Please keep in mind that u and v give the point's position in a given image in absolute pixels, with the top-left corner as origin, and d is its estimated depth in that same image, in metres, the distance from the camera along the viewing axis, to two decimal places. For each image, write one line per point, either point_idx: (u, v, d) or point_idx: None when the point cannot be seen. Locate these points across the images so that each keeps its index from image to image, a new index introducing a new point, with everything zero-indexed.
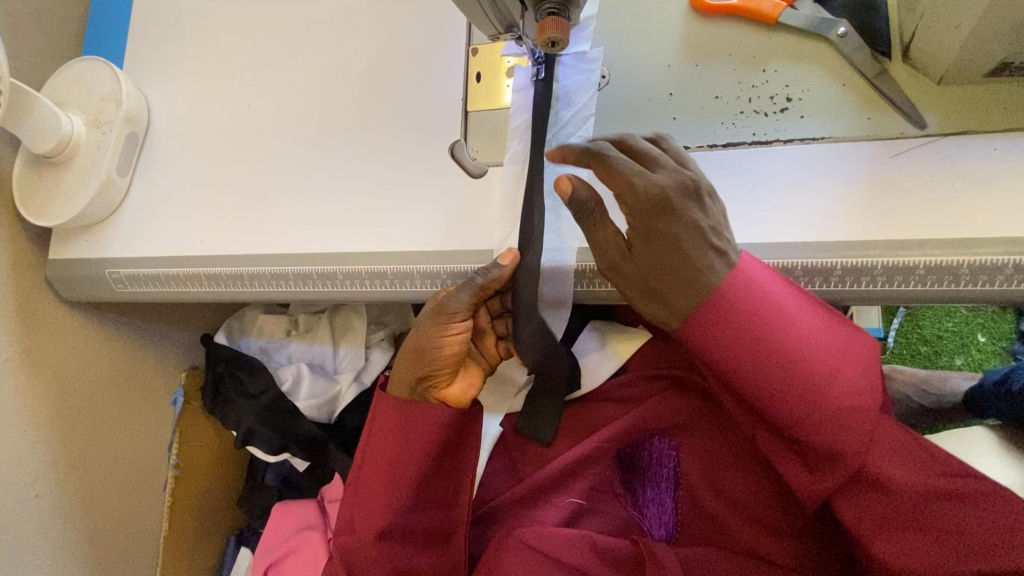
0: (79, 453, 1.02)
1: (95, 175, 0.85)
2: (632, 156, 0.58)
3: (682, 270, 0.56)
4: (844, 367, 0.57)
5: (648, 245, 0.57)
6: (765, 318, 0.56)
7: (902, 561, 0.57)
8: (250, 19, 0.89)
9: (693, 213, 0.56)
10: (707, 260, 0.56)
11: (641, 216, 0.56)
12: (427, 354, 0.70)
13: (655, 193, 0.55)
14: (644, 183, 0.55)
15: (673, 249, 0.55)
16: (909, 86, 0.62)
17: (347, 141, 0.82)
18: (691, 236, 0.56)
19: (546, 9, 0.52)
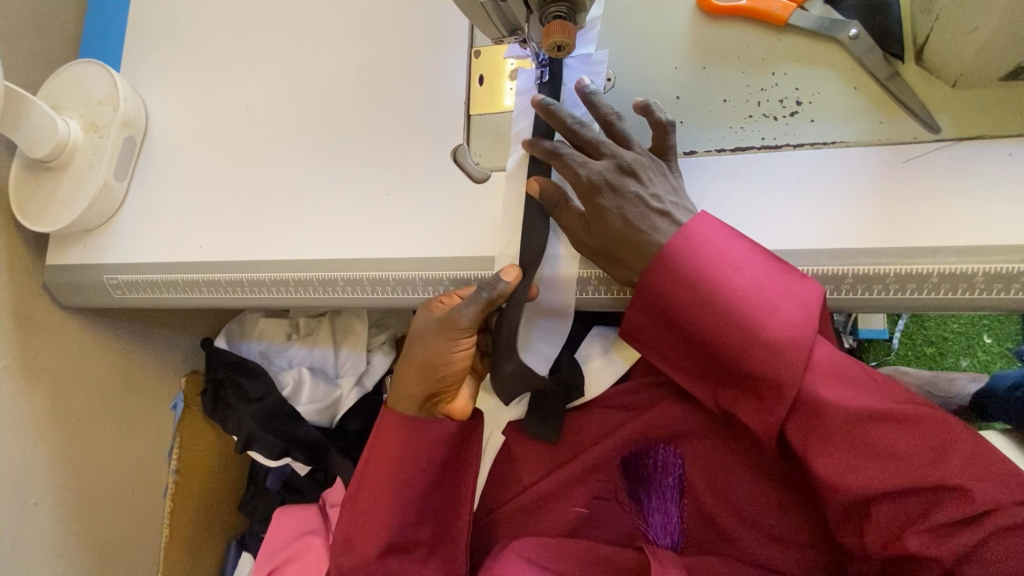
0: (78, 460, 1.01)
1: (92, 181, 0.84)
2: (581, 144, 0.63)
3: (626, 242, 0.60)
4: (796, 325, 0.56)
5: (598, 222, 0.61)
6: (710, 283, 0.58)
7: (876, 526, 0.55)
8: (248, 20, 0.88)
9: (632, 187, 0.60)
10: (652, 224, 0.60)
11: (585, 198, 0.61)
12: (438, 370, 0.70)
13: (596, 176, 0.60)
14: (586, 170, 0.60)
15: (614, 223, 0.60)
16: (922, 90, 0.60)
17: (346, 144, 0.80)
18: (632, 208, 0.60)
19: (551, 13, 0.50)
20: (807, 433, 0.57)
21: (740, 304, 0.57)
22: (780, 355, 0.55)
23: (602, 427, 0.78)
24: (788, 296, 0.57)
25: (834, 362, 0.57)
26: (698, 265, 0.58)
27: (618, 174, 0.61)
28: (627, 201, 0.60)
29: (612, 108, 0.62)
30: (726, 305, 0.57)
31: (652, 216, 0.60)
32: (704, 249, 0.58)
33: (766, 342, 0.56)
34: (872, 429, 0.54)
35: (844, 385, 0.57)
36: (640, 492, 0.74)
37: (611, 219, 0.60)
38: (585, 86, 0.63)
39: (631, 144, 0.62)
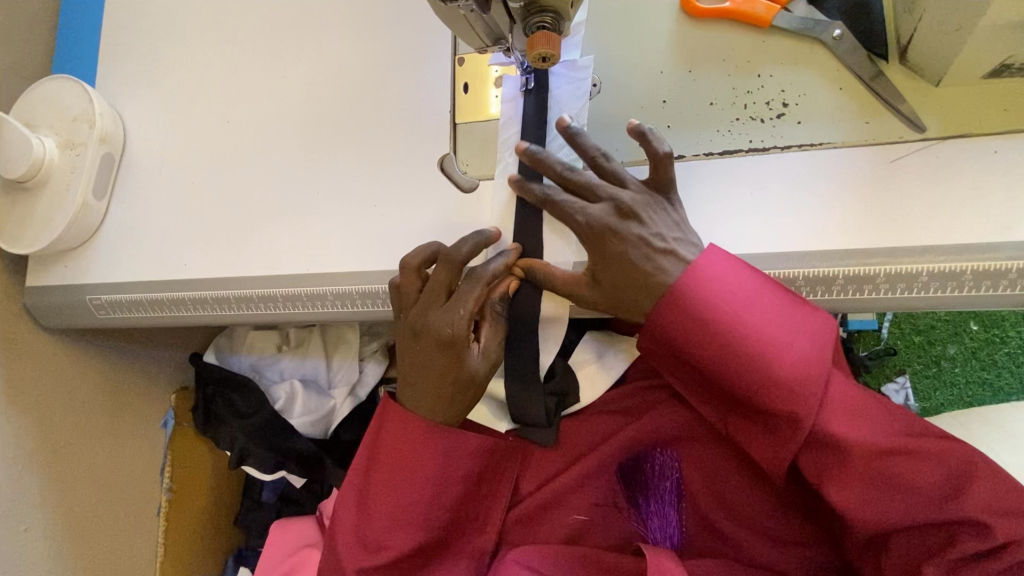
0: (69, 485, 0.99)
1: (70, 200, 0.82)
2: (576, 187, 0.62)
3: (634, 284, 0.60)
4: (809, 363, 0.56)
5: (603, 269, 0.61)
6: (727, 323, 0.58)
7: (902, 554, 0.57)
8: (227, 30, 0.86)
9: (637, 229, 0.60)
10: (657, 262, 0.60)
11: (587, 241, 0.61)
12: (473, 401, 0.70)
13: (593, 224, 0.60)
14: (585, 219, 0.60)
15: (618, 268, 0.60)
16: (907, 90, 0.61)
17: (333, 155, 0.79)
18: (636, 250, 0.60)
19: (535, 23, 0.49)
20: (824, 467, 0.58)
21: (755, 344, 0.57)
22: (796, 392, 0.56)
23: (600, 433, 0.78)
24: (802, 335, 0.57)
25: (850, 400, 0.58)
26: (711, 304, 0.58)
27: (618, 218, 0.60)
28: (630, 244, 0.60)
29: (598, 149, 0.61)
30: (741, 346, 0.57)
31: (657, 256, 0.60)
32: (717, 289, 0.58)
33: (781, 381, 0.56)
34: (889, 463, 0.55)
35: (860, 420, 0.57)
36: (640, 498, 0.73)
37: (614, 264, 0.60)
38: (568, 124, 0.61)
39: (626, 182, 0.62)
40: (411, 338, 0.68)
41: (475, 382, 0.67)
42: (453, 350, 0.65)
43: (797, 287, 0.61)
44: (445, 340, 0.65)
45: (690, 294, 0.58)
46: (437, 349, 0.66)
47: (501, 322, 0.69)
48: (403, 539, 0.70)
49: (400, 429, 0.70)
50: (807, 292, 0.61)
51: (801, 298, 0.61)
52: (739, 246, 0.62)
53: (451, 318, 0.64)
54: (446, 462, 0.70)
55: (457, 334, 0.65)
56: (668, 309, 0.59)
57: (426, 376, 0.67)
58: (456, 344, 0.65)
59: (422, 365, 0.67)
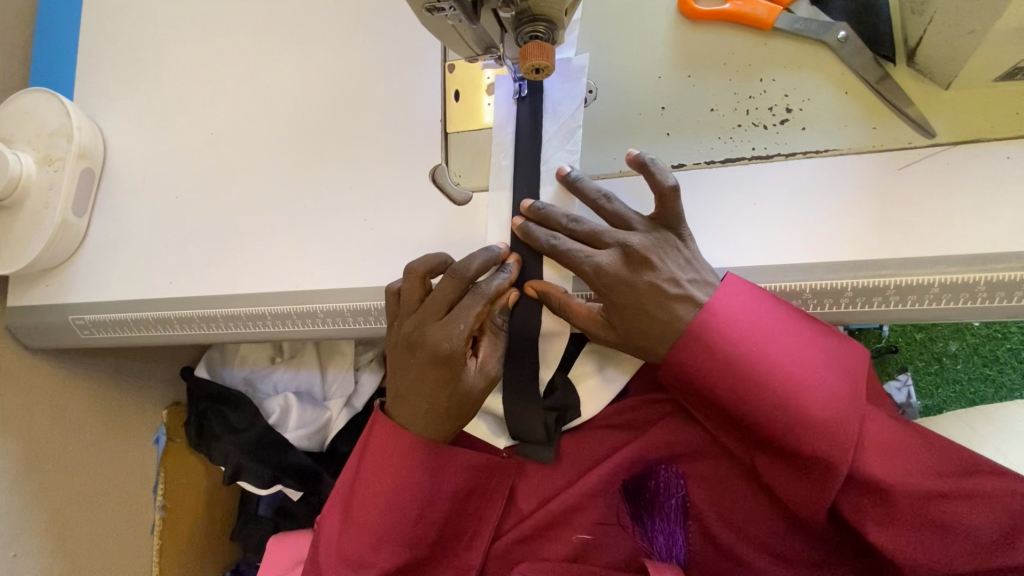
0: (58, 508, 0.97)
1: (49, 218, 0.79)
2: (584, 234, 0.60)
3: (650, 327, 0.58)
4: (841, 404, 0.54)
5: (616, 314, 0.59)
6: (757, 367, 0.55)
7: None
8: (207, 39, 0.83)
9: (649, 274, 0.57)
10: (673, 309, 0.57)
11: (599, 288, 0.59)
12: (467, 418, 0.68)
13: (604, 273, 0.58)
14: (592, 267, 0.58)
15: (632, 314, 0.58)
16: (915, 93, 0.58)
17: (320, 167, 0.76)
18: (648, 296, 0.57)
19: (527, 33, 0.46)
20: (866, 509, 0.56)
21: (789, 386, 0.55)
22: (832, 434, 0.54)
23: (603, 449, 0.76)
24: (834, 374, 0.55)
25: (887, 436, 0.55)
26: (744, 347, 0.56)
27: (628, 263, 0.58)
28: (641, 288, 0.57)
29: (600, 191, 0.61)
30: (777, 389, 0.55)
31: (672, 299, 0.57)
32: (743, 328, 0.56)
33: (817, 424, 0.54)
34: (935, 504, 0.53)
35: (900, 459, 0.55)
36: (643, 515, 0.71)
37: (626, 309, 0.58)
38: (567, 173, 0.62)
39: (633, 225, 0.60)
40: (405, 350, 0.64)
41: (472, 400, 0.64)
42: (450, 367, 0.62)
43: (804, 300, 0.59)
44: (442, 356, 0.61)
45: (720, 335, 0.56)
46: (432, 364, 0.62)
47: (501, 336, 0.68)
48: (386, 557, 0.68)
49: (386, 444, 0.67)
50: (815, 305, 0.58)
51: (809, 311, 0.59)
52: (743, 258, 0.60)
53: (449, 332, 0.61)
54: (433, 478, 0.68)
55: (455, 349, 0.61)
56: (698, 351, 0.57)
57: (420, 392, 0.64)
58: (453, 361, 0.62)
59: (417, 380, 0.64)
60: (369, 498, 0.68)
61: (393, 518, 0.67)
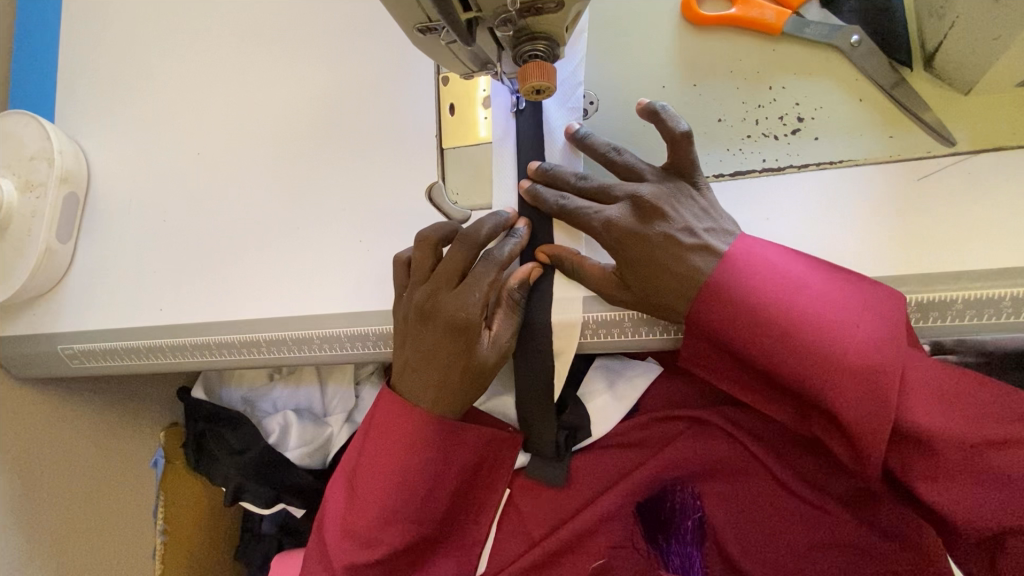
0: (57, 538, 0.95)
1: (33, 246, 0.76)
2: (593, 187, 0.58)
3: (668, 280, 0.54)
4: (879, 344, 0.50)
5: (630, 272, 0.56)
6: (785, 311, 0.51)
7: None
8: (192, 53, 0.80)
9: (664, 224, 0.55)
10: (689, 258, 0.54)
11: (610, 242, 0.56)
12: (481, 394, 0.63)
13: (613, 224, 0.56)
14: (602, 222, 0.56)
15: (647, 268, 0.55)
16: (933, 99, 0.56)
17: (311, 185, 0.73)
18: (662, 247, 0.54)
19: (527, 51, 0.44)
20: (912, 463, 0.51)
21: (821, 330, 0.51)
22: (870, 381, 0.49)
23: (615, 470, 0.74)
24: (871, 317, 0.51)
25: (933, 383, 0.50)
26: (768, 291, 0.52)
27: (640, 215, 0.55)
28: (655, 239, 0.54)
29: (610, 144, 0.58)
30: (806, 334, 0.51)
31: (687, 249, 0.54)
32: (770, 275, 0.52)
33: (852, 370, 0.49)
34: (990, 455, 0.48)
35: (949, 406, 0.50)
36: (660, 537, 0.71)
37: (639, 264, 0.55)
38: (575, 130, 0.59)
39: (644, 176, 0.57)
40: (418, 321, 0.61)
41: (487, 374, 0.60)
42: (466, 337, 0.58)
43: None
44: (457, 325, 0.58)
45: (743, 279, 0.53)
46: (446, 334, 0.59)
47: (519, 312, 0.62)
48: (395, 538, 0.63)
49: (394, 416, 0.63)
50: None
51: None
52: None
53: (464, 301, 0.58)
54: (444, 454, 0.63)
55: (471, 317, 0.58)
56: (719, 301, 0.53)
57: (432, 366, 0.60)
58: (469, 330, 0.58)
59: (430, 353, 0.60)
60: (372, 474, 0.63)
61: (398, 497, 0.62)
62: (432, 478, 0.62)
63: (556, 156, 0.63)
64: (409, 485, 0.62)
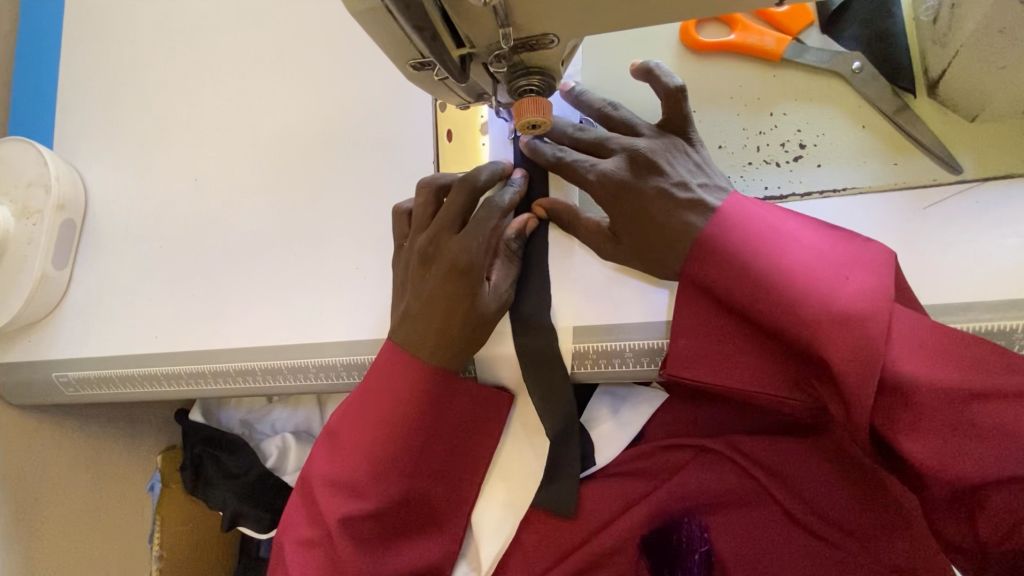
0: (49, 568, 0.93)
1: (28, 274, 0.76)
2: (585, 144, 0.58)
3: (660, 231, 0.54)
4: (862, 288, 0.48)
5: (623, 224, 0.55)
6: (764, 257, 0.50)
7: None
8: (191, 78, 0.80)
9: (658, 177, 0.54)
10: (682, 216, 0.53)
11: (605, 197, 0.55)
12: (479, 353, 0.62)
13: (608, 179, 0.55)
14: (595, 176, 0.55)
15: (637, 221, 0.54)
16: (939, 126, 0.55)
17: (307, 212, 0.73)
18: (656, 201, 0.53)
19: (522, 86, 0.43)
20: (894, 418, 0.47)
21: (797, 278, 0.49)
22: (853, 325, 0.46)
23: (621, 503, 0.70)
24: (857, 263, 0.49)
25: (923, 337, 0.47)
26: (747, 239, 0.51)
27: (633, 168, 0.55)
28: (649, 189, 0.54)
29: (606, 101, 0.58)
30: (783, 278, 0.49)
31: (680, 205, 0.53)
32: (752, 226, 0.51)
33: (835, 314, 0.47)
34: (974, 409, 0.45)
35: (937, 360, 0.47)
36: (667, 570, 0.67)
37: (631, 219, 0.55)
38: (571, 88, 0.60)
39: (639, 131, 0.57)
40: (419, 265, 0.60)
41: (487, 324, 0.59)
42: (468, 280, 0.57)
43: None
44: (461, 267, 0.57)
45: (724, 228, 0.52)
46: (448, 276, 0.57)
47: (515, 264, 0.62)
48: (388, 490, 0.59)
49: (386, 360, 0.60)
50: None
51: None
52: None
53: (467, 243, 0.57)
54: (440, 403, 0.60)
55: (476, 260, 0.57)
56: (701, 257, 0.52)
57: (433, 312, 0.58)
58: (473, 272, 0.57)
59: (431, 299, 0.58)
60: (363, 423, 0.60)
61: (394, 445, 0.59)
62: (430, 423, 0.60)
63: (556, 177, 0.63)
64: (403, 432, 0.59)
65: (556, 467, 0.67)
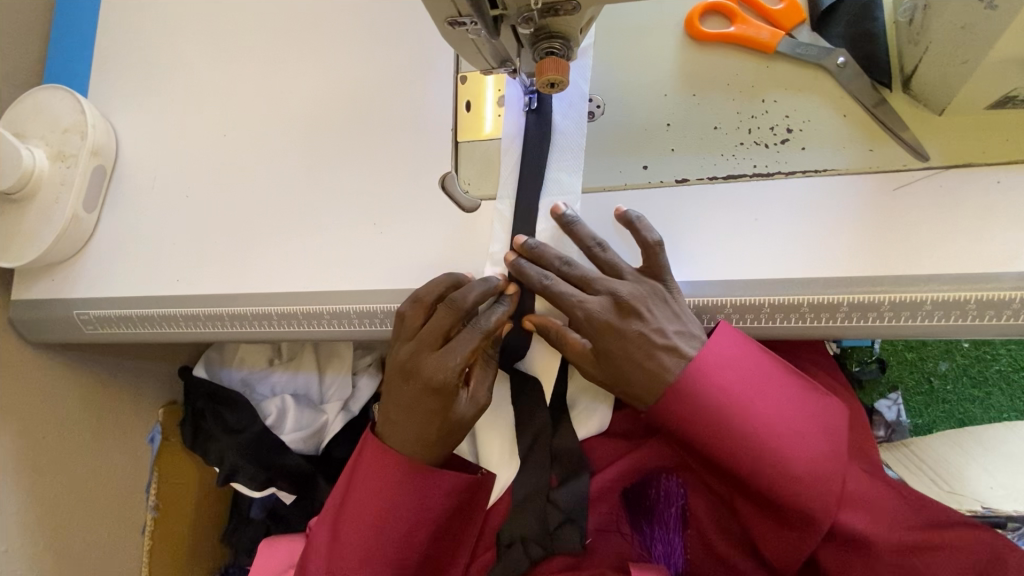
0: (49, 504, 0.96)
1: (60, 213, 0.80)
2: (582, 277, 0.64)
3: (630, 381, 0.61)
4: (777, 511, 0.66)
5: (598, 356, 0.63)
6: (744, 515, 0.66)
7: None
8: (226, 40, 0.85)
9: (634, 324, 0.61)
10: (658, 360, 0.60)
11: (588, 334, 0.62)
12: (425, 440, 0.69)
13: (595, 320, 0.61)
14: (584, 313, 0.62)
15: (624, 364, 0.61)
16: (911, 118, 0.61)
17: (331, 173, 0.78)
18: (636, 346, 0.60)
19: (544, 48, 0.49)
20: (846, 562, 0.63)
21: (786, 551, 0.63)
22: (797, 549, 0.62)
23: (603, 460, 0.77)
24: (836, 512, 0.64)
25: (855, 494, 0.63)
26: (749, 431, 0.58)
27: (619, 312, 0.61)
28: (641, 317, 0.60)
29: (592, 101, 0.69)
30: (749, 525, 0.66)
31: (658, 348, 0.60)
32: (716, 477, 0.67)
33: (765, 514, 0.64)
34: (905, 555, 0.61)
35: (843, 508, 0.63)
36: (642, 522, 0.75)
37: (612, 303, 0.62)
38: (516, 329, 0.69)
39: (622, 274, 0.63)
40: (399, 377, 0.68)
41: (434, 447, 0.69)
42: (424, 430, 0.68)
43: (802, 314, 0.60)
44: (433, 386, 0.65)
45: (709, 399, 0.59)
46: (416, 422, 0.68)
47: (489, 371, 0.71)
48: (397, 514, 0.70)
49: (377, 471, 0.70)
50: (812, 319, 0.60)
51: (806, 325, 0.60)
52: (748, 271, 0.62)
53: (414, 447, 0.69)
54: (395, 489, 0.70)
55: (421, 439, 0.68)
56: (682, 397, 0.59)
57: (412, 418, 0.68)
58: (422, 443, 0.69)
59: (393, 421, 0.69)
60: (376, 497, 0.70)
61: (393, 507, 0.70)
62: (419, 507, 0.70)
63: (564, 145, 0.68)
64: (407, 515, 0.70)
65: (529, 411, 0.75)
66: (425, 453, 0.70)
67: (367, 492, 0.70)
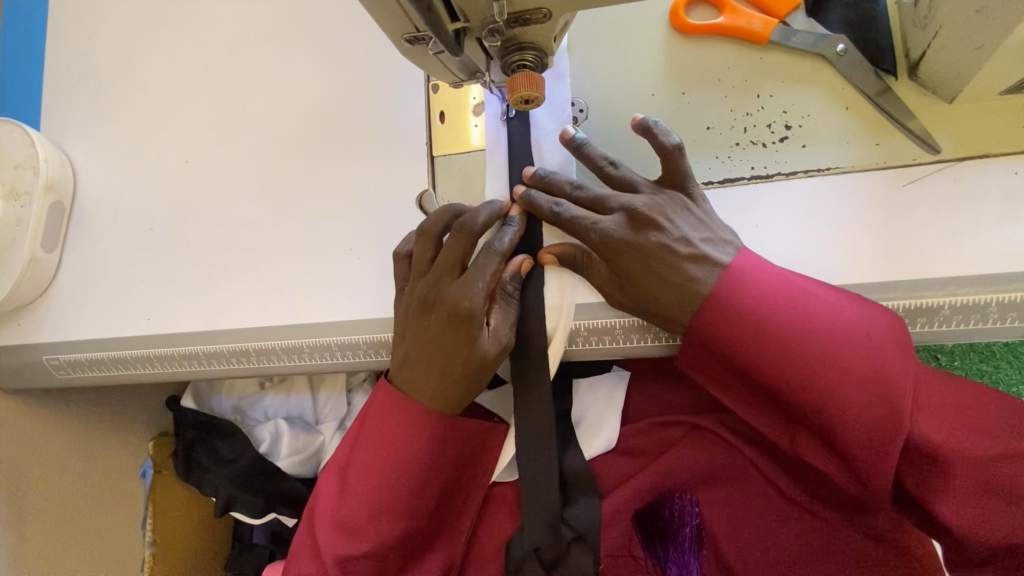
0: (40, 550, 0.92)
1: (17, 255, 0.75)
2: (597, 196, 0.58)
3: (655, 298, 0.55)
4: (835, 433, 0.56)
5: (619, 276, 0.57)
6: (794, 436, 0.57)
7: None
8: (181, 60, 0.80)
9: (654, 235, 0.55)
10: (683, 272, 0.54)
11: (607, 253, 0.57)
12: (441, 381, 0.60)
13: (611, 239, 0.56)
14: (598, 234, 0.56)
15: (645, 280, 0.55)
16: (919, 108, 0.57)
17: (300, 196, 0.73)
18: (657, 258, 0.54)
19: (514, 61, 0.44)
20: (925, 481, 0.52)
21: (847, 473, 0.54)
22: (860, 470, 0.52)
23: (612, 479, 0.74)
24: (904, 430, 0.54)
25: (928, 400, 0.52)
26: (787, 331, 0.51)
27: (637, 225, 0.55)
28: (664, 227, 0.55)
29: (577, 106, 0.64)
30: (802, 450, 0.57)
31: (682, 258, 0.54)
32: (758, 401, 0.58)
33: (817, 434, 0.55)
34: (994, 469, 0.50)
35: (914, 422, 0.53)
36: (656, 544, 0.72)
37: (632, 216, 0.56)
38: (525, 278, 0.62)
39: (638, 188, 0.57)
40: (415, 314, 0.61)
41: (452, 391, 0.60)
42: (437, 369, 0.59)
43: None
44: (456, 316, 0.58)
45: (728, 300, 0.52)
46: (427, 362, 0.60)
47: (513, 306, 0.62)
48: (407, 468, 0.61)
49: (386, 418, 0.62)
50: None
51: None
52: None
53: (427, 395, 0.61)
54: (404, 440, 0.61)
55: (437, 383, 0.60)
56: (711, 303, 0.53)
57: (433, 357, 0.59)
58: (437, 388, 0.60)
59: (402, 368, 0.62)
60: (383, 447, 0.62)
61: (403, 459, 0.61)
62: (420, 493, 0.62)
63: (547, 156, 0.64)
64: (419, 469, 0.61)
65: None
66: (440, 400, 0.60)
67: (376, 442, 0.62)
